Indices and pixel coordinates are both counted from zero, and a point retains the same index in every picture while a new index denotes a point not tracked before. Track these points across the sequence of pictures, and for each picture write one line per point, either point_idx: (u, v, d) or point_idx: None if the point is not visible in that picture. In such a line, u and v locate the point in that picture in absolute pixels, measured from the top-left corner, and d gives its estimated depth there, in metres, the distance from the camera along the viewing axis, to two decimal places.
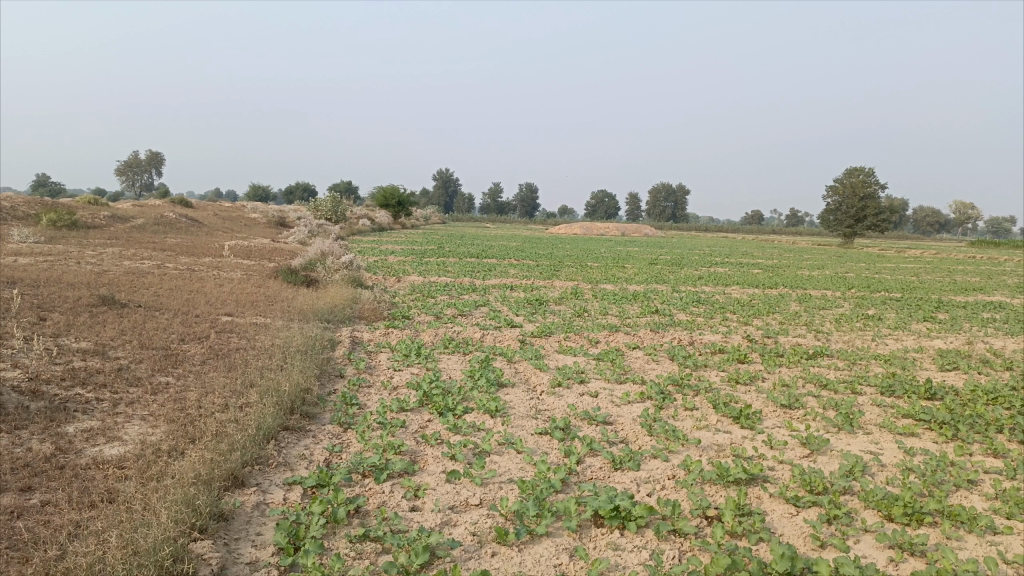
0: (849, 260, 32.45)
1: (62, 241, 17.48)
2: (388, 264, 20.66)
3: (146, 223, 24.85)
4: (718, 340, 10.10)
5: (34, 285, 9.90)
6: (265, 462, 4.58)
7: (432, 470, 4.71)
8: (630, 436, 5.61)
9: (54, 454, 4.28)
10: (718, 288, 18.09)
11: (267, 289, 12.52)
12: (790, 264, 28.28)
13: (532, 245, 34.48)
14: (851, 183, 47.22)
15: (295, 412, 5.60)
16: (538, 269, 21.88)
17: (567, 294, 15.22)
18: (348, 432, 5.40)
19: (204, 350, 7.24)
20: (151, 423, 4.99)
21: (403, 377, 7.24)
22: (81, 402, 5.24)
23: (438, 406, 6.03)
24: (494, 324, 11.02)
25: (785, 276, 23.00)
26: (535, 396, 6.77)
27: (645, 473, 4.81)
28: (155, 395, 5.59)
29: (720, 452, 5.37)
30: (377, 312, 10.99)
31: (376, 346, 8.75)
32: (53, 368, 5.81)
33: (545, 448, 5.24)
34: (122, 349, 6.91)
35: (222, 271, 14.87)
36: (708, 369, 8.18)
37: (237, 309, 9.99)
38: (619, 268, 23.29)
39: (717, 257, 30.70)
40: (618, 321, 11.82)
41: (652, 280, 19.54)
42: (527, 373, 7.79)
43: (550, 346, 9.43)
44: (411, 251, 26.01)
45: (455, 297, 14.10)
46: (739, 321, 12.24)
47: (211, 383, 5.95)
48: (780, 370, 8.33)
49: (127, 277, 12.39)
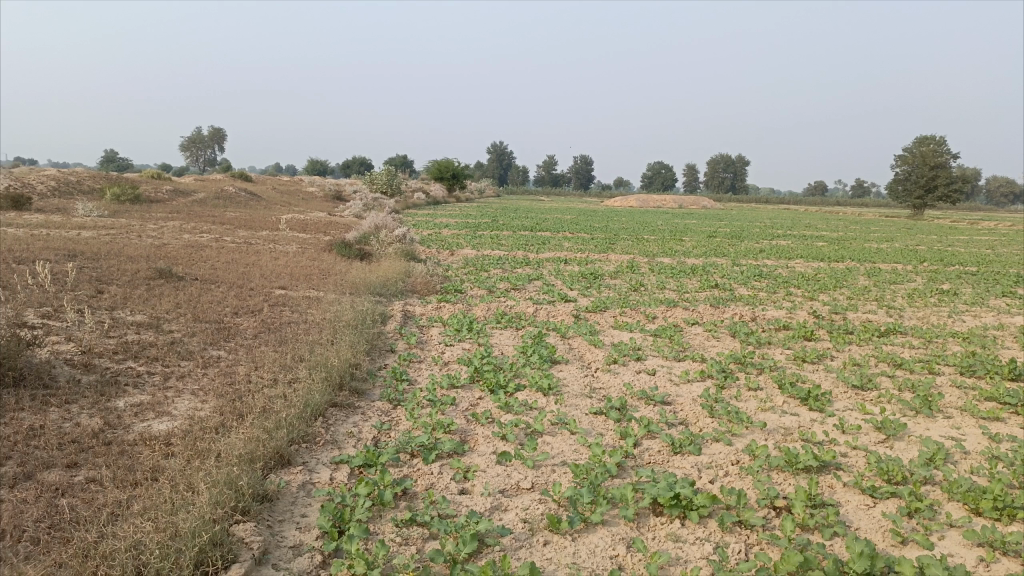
0: (920, 233, 31.03)
1: (125, 215, 17.87)
2: (442, 238, 20.60)
3: (207, 197, 25.31)
4: (782, 316, 9.66)
5: (95, 258, 10.06)
6: (313, 440, 4.47)
7: (483, 450, 4.54)
8: (691, 417, 5.33)
9: (103, 429, 4.25)
10: (781, 262, 17.44)
11: (321, 262, 12.54)
12: (856, 237, 27.20)
13: (587, 217, 34.02)
14: (921, 152, 45.14)
15: (345, 387, 5.48)
16: (593, 242, 21.49)
17: (623, 268, 14.84)
18: (397, 409, 5.26)
19: (256, 323, 7.21)
20: (200, 398, 4.93)
21: (454, 352, 7.08)
22: (132, 375, 5.22)
23: (489, 383, 5.85)
24: (548, 299, 10.77)
25: (851, 249, 22.14)
26: (590, 374, 6.53)
27: (706, 458, 4.54)
28: (205, 369, 5.56)
29: (787, 436, 5.06)
30: (430, 285, 10.86)
31: (428, 320, 8.61)
32: (106, 341, 5.82)
33: (600, 429, 5.01)
34: (175, 322, 6.92)
35: (277, 244, 14.96)
36: (772, 346, 7.80)
37: (290, 283, 9.99)
38: (677, 241, 22.75)
39: (777, 230, 29.73)
40: (677, 296, 11.44)
41: (712, 253, 18.99)
42: (581, 349, 7.54)
43: (605, 322, 9.14)
44: (465, 224, 25.92)
45: (509, 271, 13.91)
46: (803, 296, 11.72)
47: (261, 358, 5.88)
48: (849, 348, 7.90)
49: (185, 250, 12.55)
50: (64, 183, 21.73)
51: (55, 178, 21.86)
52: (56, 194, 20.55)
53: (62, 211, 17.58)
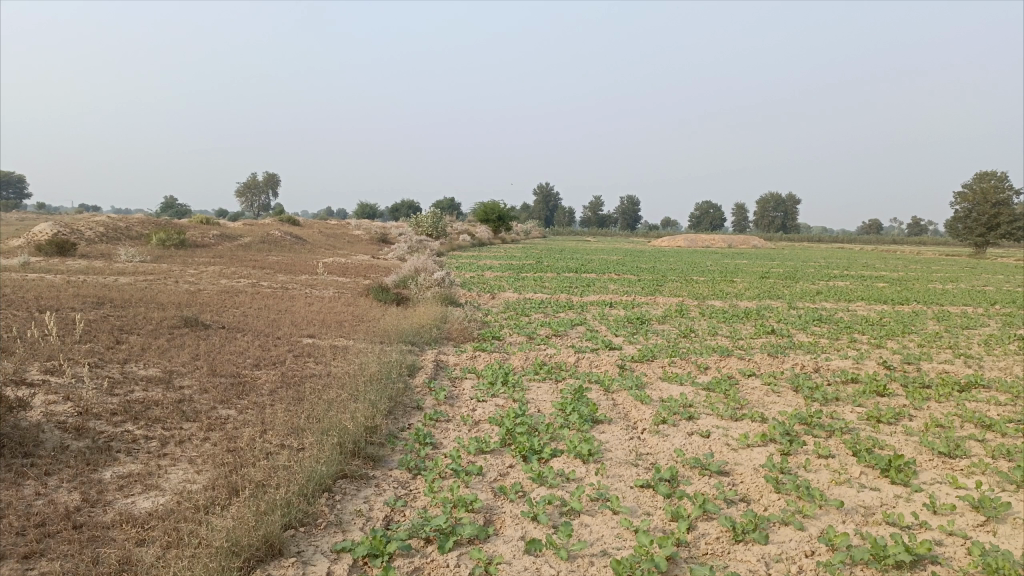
0: (984, 272, 29.59)
1: (167, 260, 17.83)
2: (485, 280, 20.18)
3: (253, 241, 25.44)
4: (848, 367, 8.82)
5: (123, 306, 9.80)
6: (313, 522, 3.89)
7: (511, 535, 3.90)
8: (753, 493, 4.61)
9: (78, 508, 3.75)
10: (841, 304, 16.46)
11: (356, 308, 12.14)
12: (917, 278, 25.91)
13: (634, 259, 33.28)
14: (981, 188, 43.37)
15: (358, 455, 4.91)
16: (640, 284, 20.75)
17: (672, 312, 14.07)
18: (416, 480, 4.67)
19: (275, 377, 6.73)
20: (196, 469, 4.41)
21: (486, 410, 6.47)
22: (126, 441, 4.73)
23: (522, 448, 5.22)
24: (591, 347, 10.11)
25: (916, 290, 20.95)
26: (636, 436, 5.84)
27: (775, 549, 3.83)
28: (209, 433, 5.04)
29: (869, 520, 4.31)
30: (466, 332, 10.32)
31: (462, 371, 8.03)
32: (107, 401, 5.37)
33: (647, 506, 4.32)
34: (190, 376, 6.47)
35: (314, 289, 14.63)
36: (841, 403, 7.00)
37: (320, 331, 9.55)
38: (729, 283, 21.87)
39: (833, 270, 28.54)
40: (730, 343, 10.67)
41: (766, 295, 18.09)
42: (625, 406, 6.85)
43: (653, 373, 8.43)
44: (508, 267, 25.43)
45: (550, 315, 13.31)
46: (869, 343, 10.80)
47: (272, 419, 5.35)
48: (929, 405, 7.05)
49: (219, 296, 12.28)
50: (112, 228, 21.96)
51: (103, 223, 22.10)
52: (103, 240, 20.73)
53: (105, 257, 17.65)
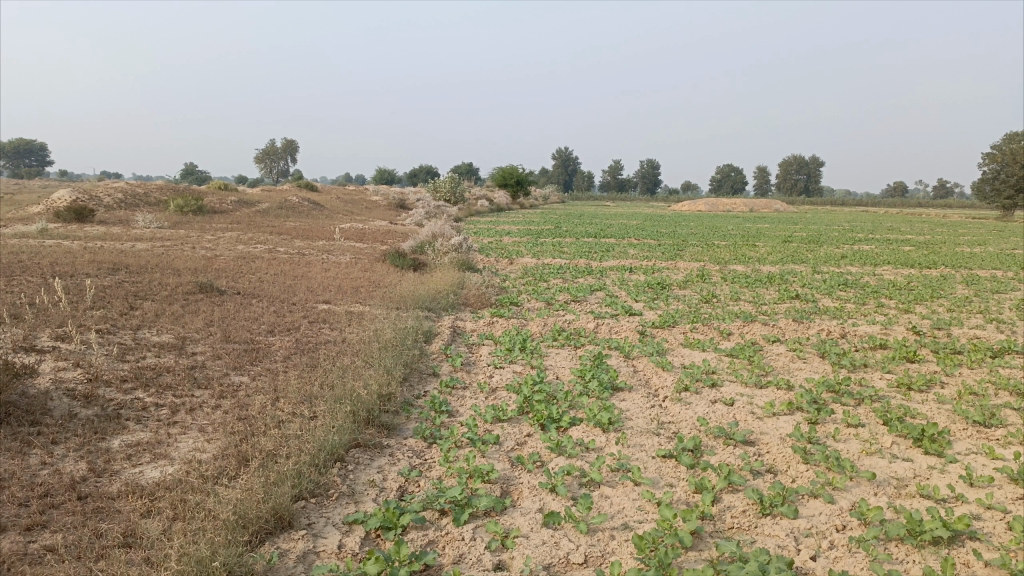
0: (1013, 234, 28.95)
1: (185, 226, 17.76)
2: (503, 245, 20.00)
3: (270, 207, 25.36)
4: (876, 333, 8.56)
5: (139, 272, 9.73)
6: (325, 493, 3.76)
7: (529, 507, 3.76)
8: (781, 464, 4.43)
9: (84, 479, 3.67)
10: (867, 268, 16.12)
11: (372, 273, 12.00)
12: (945, 241, 25.39)
13: (654, 223, 32.87)
14: (1011, 149, 42.20)
15: (373, 424, 4.78)
16: (660, 248, 20.44)
17: (693, 277, 13.81)
18: (431, 449, 4.54)
19: (289, 343, 6.61)
20: (206, 437, 4.31)
21: (503, 377, 6.32)
22: (136, 409, 4.64)
23: (540, 417, 5.08)
24: (610, 312, 9.91)
25: (943, 253, 20.50)
26: (657, 404, 5.67)
27: (804, 523, 3.67)
28: (220, 400, 4.93)
29: (903, 493, 4.13)
30: (483, 298, 10.16)
31: (479, 337, 7.89)
32: (118, 368, 5.29)
33: (670, 478, 4.16)
34: (203, 342, 6.38)
35: (331, 255, 14.51)
36: (869, 369, 6.78)
37: (336, 297, 9.42)
38: (751, 247, 21.51)
39: (857, 234, 27.99)
40: (753, 308, 10.44)
41: (789, 260, 17.76)
42: (646, 373, 6.67)
43: (675, 339, 8.23)
44: (526, 232, 25.16)
45: (569, 280, 13.12)
46: (897, 308, 10.50)
47: (284, 386, 5.23)
48: (962, 372, 6.82)
49: (235, 262, 12.19)
50: (130, 195, 21.93)
51: (122, 190, 22.09)
52: (121, 206, 20.72)
53: (123, 223, 17.64)
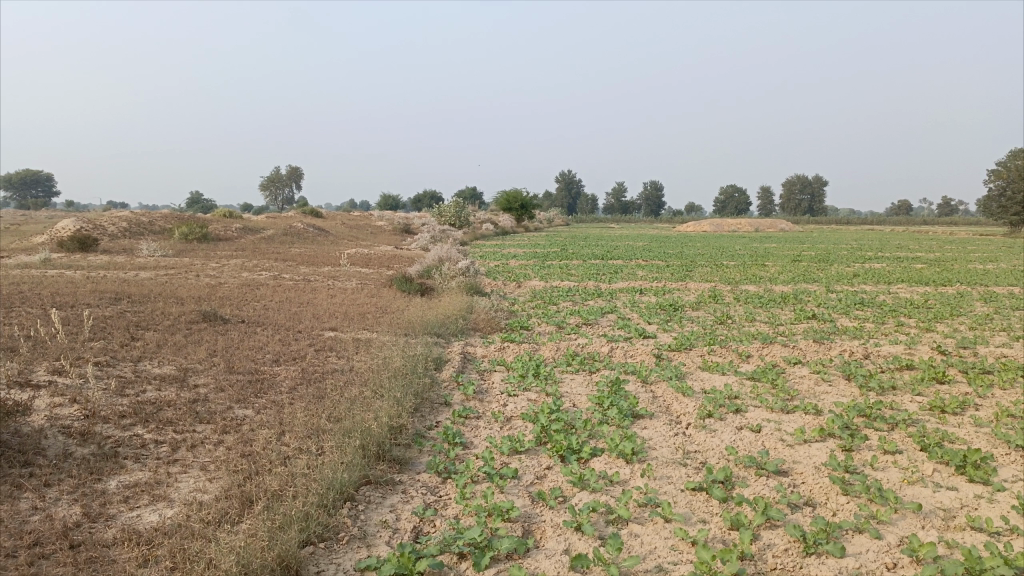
0: (1023, 250, 28.68)
1: (189, 254, 17.61)
2: (510, 269, 19.81)
3: (276, 234, 25.24)
4: (900, 353, 8.29)
5: (141, 301, 9.54)
6: (334, 536, 3.51)
7: (553, 548, 3.50)
8: (819, 496, 4.16)
9: (78, 525, 3.42)
10: (881, 287, 15.84)
11: (379, 299, 11.79)
12: (956, 258, 25.11)
13: (660, 244, 32.65)
14: (1017, 165, 41.99)
15: (384, 458, 4.54)
16: (669, 270, 20.22)
17: (705, 298, 13.57)
18: (446, 485, 4.28)
19: (295, 373, 6.38)
20: (208, 476, 4.06)
21: (518, 405, 6.07)
22: (135, 447, 4.40)
23: (559, 448, 4.83)
24: (624, 335, 9.67)
25: (956, 271, 20.21)
26: (681, 432, 5.40)
27: (852, 563, 3.40)
28: (223, 436, 4.69)
29: (953, 525, 3.85)
30: (493, 323, 9.93)
31: (490, 364, 7.64)
32: (117, 403, 5.05)
33: (702, 513, 3.89)
34: (205, 374, 6.14)
35: (337, 281, 14.31)
36: (898, 392, 6.51)
37: (343, 324, 9.20)
38: (761, 267, 21.27)
39: (866, 252, 27.73)
40: (770, 329, 10.17)
41: (801, 279, 17.50)
42: (666, 399, 6.41)
43: (692, 362, 7.97)
44: (532, 255, 24.97)
45: (579, 303, 12.88)
46: (917, 327, 10.22)
47: (290, 420, 4.99)
48: (995, 393, 6.53)
49: (240, 289, 11.99)
50: (135, 224, 21.83)
51: (127, 219, 22.00)
52: (125, 235, 20.61)
53: (127, 252, 17.50)
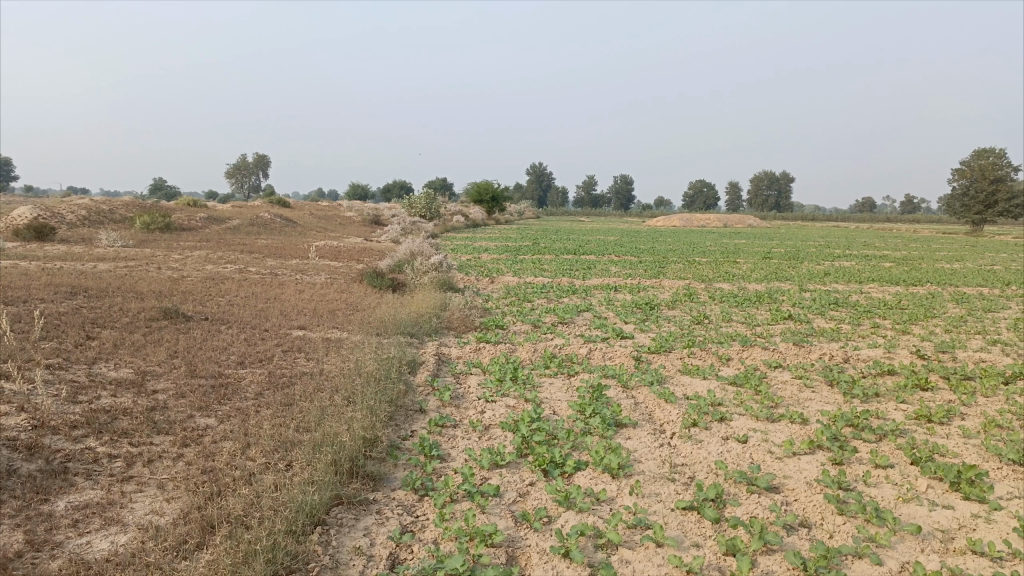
0: (986, 250, 29.07)
1: (151, 245, 17.04)
2: (483, 263, 19.53)
3: (241, 224, 24.63)
4: (881, 357, 8.19)
5: (99, 296, 9.10)
6: (304, 567, 3.23)
7: None
8: (814, 516, 3.99)
9: (19, 555, 3.10)
10: (854, 286, 15.85)
11: (349, 295, 11.44)
12: (923, 257, 25.35)
13: (632, 239, 32.53)
14: (979, 165, 42.77)
15: (357, 475, 4.27)
16: (642, 266, 20.07)
17: (681, 296, 13.44)
18: (424, 504, 4.03)
19: (262, 377, 6.06)
20: (166, 496, 3.75)
21: (496, 412, 5.83)
22: (87, 462, 4.07)
23: (542, 461, 4.60)
24: (601, 336, 9.46)
25: (924, 270, 20.37)
26: (666, 443, 5.20)
27: None
28: (183, 449, 4.38)
29: (954, 548, 3.70)
30: (468, 321, 9.67)
31: (466, 366, 7.38)
32: (68, 412, 4.71)
33: (695, 536, 3.70)
34: (165, 377, 5.80)
35: (305, 275, 13.91)
36: (884, 399, 6.39)
37: (312, 322, 8.86)
38: (734, 264, 21.25)
39: (835, 250, 27.90)
40: (748, 330, 10.04)
41: (774, 277, 17.47)
42: (648, 406, 6.21)
43: (672, 366, 7.78)
44: (504, 248, 24.68)
45: (554, 301, 12.66)
46: (894, 330, 10.16)
47: (257, 431, 4.68)
48: (980, 401, 6.44)
49: (203, 284, 11.55)
50: (95, 211, 21.11)
51: (86, 206, 21.27)
52: (84, 224, 19.93)
53: (87, 242, 16.89)
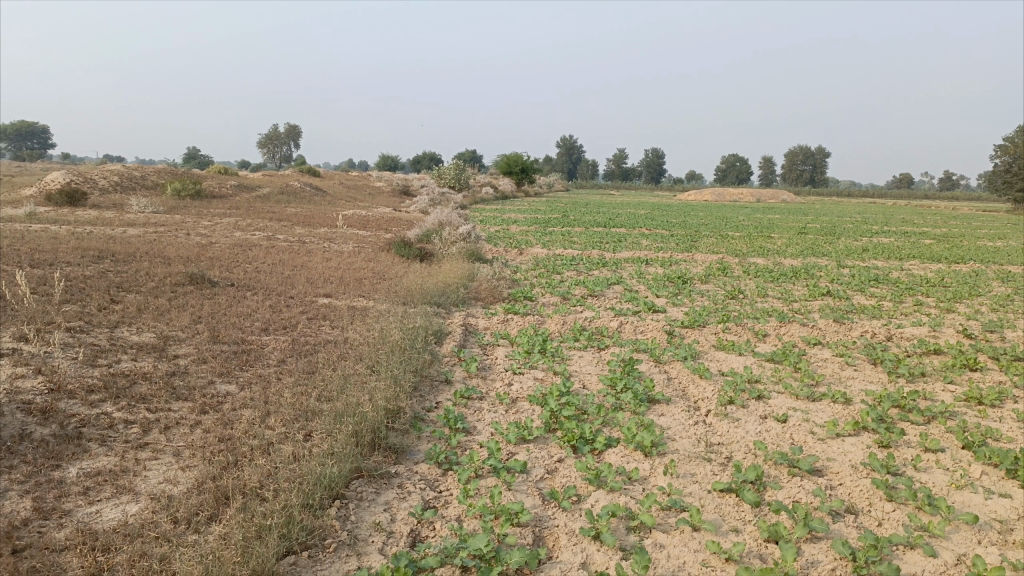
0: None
1: (181, 211, 17.05)
2: (512, 234, 19.31)
3: (271, 192, 24.62)
4: (925, 336, 7.85)
5: (126, 260, 9.04)
6: (320, 543, 3.07)
7: (568, 562, 3.09)
8: (861, 503, 3.74)
9: (25, 524, 2.98)
10: (894, 263, 15.35)
11: (376, 263, 11.29)
12: (964, 235, 24.55)
13: (663, 212, 31.99)
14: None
15: (379, 447, 4.11)
16: (674, 239, 19.68)
17: (714, 270, 13.09)
18: (448, 479, 3.86)
19: (285, 344, 5.93)
20: (180, 465, 3.62)
21: (524, 385, 5.63)
22: (102, 427, 3.95)
23: (571, 437, 4.40)
24: (632, 309, 9.20)
25: (967, 248, 19.72)
26: (701, 421, 4.97)
27: None
28: (201, 416, 4.25)
29: (1014, 540, 3.44)
30: (496, 292, 9.47)
31: (493, 337, 7.18)
32: (86, 376, 4.61)
33: (734, 521, 3.48)
34: (187, 342, 5.69)
35: (333, 243, 13.80)
36: (930, 380, 6.09)
37: (338, 290, 8.71)
38: (768, 238, 20.77)
39: (872, 226, 27.17)
40: (784, 306, 9.71)
41: (810, 252, 17.00)
42: (682, 382, 5.97)
43: (706, 341, 7.52)
44: (533, 220, 24.44)
45: (583, 273, 12.41)
46: (938, 308, 9.77)
47: (277, 399, 4.54)
48: None
49: (230, 250, 11.48)
50: (126, 177, 21.20)
51: (118, 172, 21.37)
52: (116, 189, 20.02)
53: (118, 207, 16.95)
